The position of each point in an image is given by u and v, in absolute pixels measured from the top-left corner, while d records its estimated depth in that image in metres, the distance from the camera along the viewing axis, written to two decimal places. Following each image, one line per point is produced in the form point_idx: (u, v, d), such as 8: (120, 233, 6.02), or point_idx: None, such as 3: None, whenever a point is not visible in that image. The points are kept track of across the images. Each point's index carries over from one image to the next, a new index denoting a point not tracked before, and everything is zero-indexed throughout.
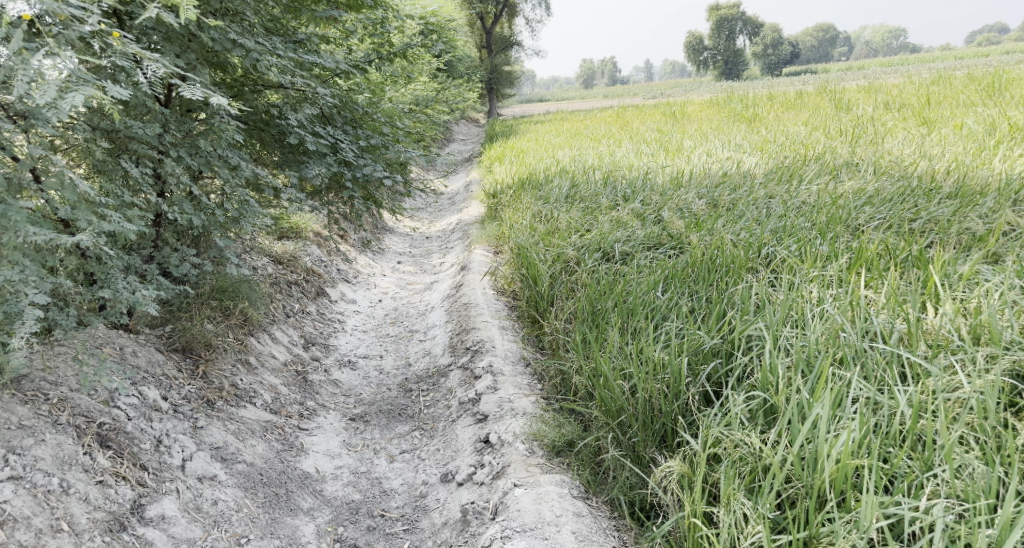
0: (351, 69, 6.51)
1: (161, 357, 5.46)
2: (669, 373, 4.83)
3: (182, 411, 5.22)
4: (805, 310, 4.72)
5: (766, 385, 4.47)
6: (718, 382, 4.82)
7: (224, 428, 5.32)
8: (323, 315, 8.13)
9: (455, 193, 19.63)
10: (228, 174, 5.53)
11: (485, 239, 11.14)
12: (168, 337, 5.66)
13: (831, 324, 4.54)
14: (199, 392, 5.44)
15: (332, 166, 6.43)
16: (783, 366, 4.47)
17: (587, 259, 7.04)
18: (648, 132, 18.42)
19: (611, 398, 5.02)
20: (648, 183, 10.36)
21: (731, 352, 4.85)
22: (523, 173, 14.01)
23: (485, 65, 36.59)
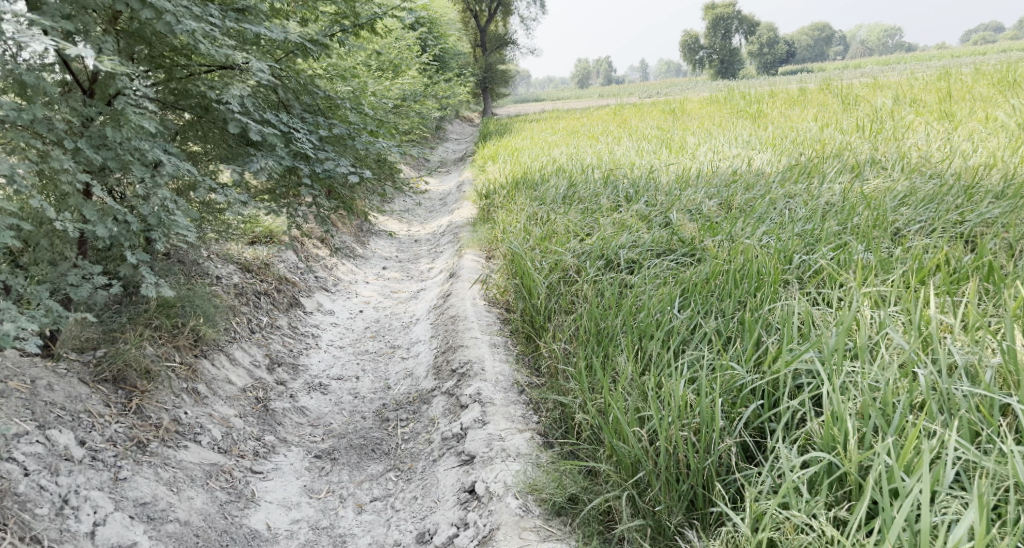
0: (307, 46, 5.73)
1: (85, 390, 4.70)
2: (699, 418, 4.09)
3: (103, 459, 4.44)
4: (864, 335, 3.98)
5: (830, 444, 3.75)
6: (759, 429, 4.12)
7: (154, 478, 4.53)
8: (295, 329, 7.36)
9: (448, 194, 18.84)
10: (142, 171, 4.76)
11: (476, 243, 10.36)
12: (98, 365, 4.90)
13: (904, 358, 3.84)
14: (129, 432, 4.67)
15: (282, 160, 5.65)
16: (852, 417, 3.75)
17: (588, 268, 6.27)
18: (647, 130, 17.64)
19: (625, 448, 4.26)
20: (651, 182, 9.59)
21: (774, 394, 4.13)
22: (518, 172, 13.24)
23: (480, 63, 35.82)
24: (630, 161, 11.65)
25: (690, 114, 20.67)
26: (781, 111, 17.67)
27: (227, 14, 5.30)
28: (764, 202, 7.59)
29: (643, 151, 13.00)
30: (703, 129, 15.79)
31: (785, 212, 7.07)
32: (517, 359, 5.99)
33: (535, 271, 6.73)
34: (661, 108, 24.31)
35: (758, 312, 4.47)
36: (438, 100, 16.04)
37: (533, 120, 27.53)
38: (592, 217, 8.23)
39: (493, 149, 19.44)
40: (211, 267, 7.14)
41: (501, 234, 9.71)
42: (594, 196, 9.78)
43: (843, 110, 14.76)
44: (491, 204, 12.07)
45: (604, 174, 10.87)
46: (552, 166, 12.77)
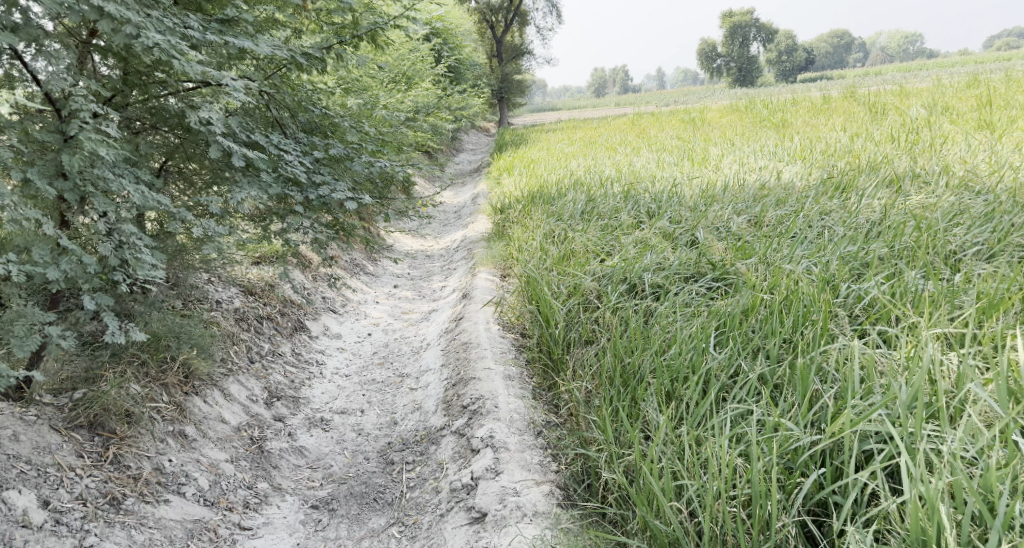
0: (298, 59, 5.40)
1: (55, 440, 4.48)
2: (753, 488, 3.86)
3: (68, 524, 4.21)
4: (943, 396, 3.81)
5: (919, 533, 3.54)
6: (821, 505, 3.89)
7: (124, 541, 4.29)
8: (299, 354, 6.97)
9: (463, 207, 18.44)
10: (105, 203, 4.50)
11: (490, 260, 9.94)
12: (73, 409, 4.67)
13: (991, 420, 3.70)
14: (102, 488, 4.44)
15: (267, 189, 5.23)
16: (940, 501, 3.55)
17: (611, 294, 5.84)
18: (668, 140, 17.18)
19: (661, 525, 3.96)
20: (674, 197, 9.17)
21: (836, 468, 3.91)
22: (534, 185, 12.83)
23: (496, 75, 35.52)
24: (652, 174, 11.22)
25: (711, 124, 20.18)
26: (806, 120, 17.16)
27: (209, 26, 5.06)
28: (797, 221, 7.15)
29: (665, 163, 12.56)
30: (725, 140, 15.32)
31: (819, 233, 6.62)
32: (533, 393, 5.58)
33: (552, 295, 6.33)
34: (681, 118, 23.83)
35: (809, 357, 4.20)
36: (453, 111, 15.67)
37: (550, 130, 27.12)
38: (613, 235, 7.81)
39: (509, 161, 19.04)
40: (211, 290, 6.78)
41: (518, 252, 9.30)
42: (613, 212, 9.36)
43: (871, 121, 14.25)
44: (508, 219, 11.65)
45: (624, 188, 10.45)
46: (571, 179, 12.35)
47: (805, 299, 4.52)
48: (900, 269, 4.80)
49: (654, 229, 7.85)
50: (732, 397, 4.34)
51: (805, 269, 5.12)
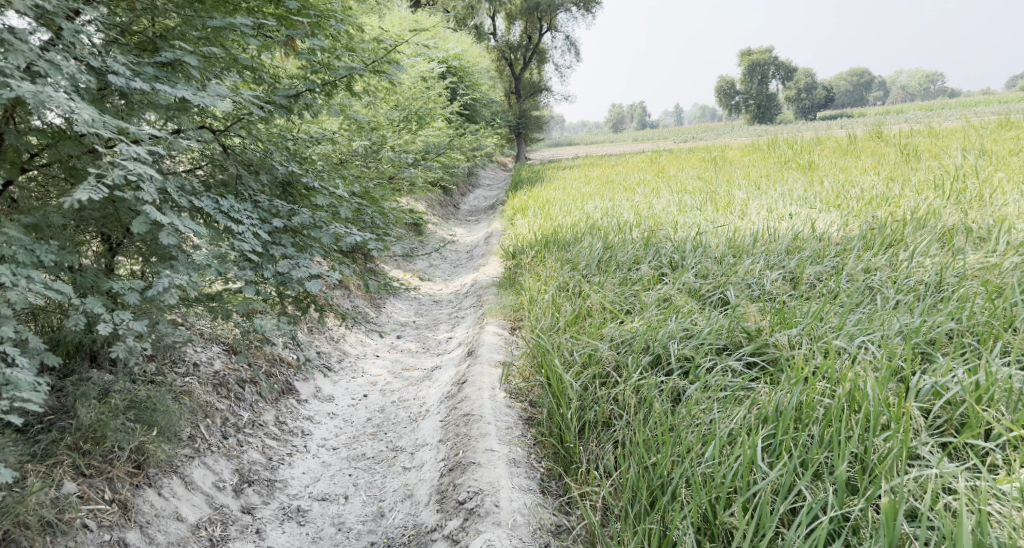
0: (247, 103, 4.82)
1: None
2: None
3: None
4: None
5: None
6: None
7: None
8: (283, 423, 6.25)
9: (475, 247, 17.72)
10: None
11: (498, 310, 9.20)
12: None
13: None
14: None
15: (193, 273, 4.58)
16: None
17: (631, 369, 5.11)
18: (688, 181, 16.49)
19: None
20: (701, 246, 8.47)
21: None
22: (550, 228, 12.16)
23: (513, 110, 35.08)
24: (675, 220, 10.50)
25: (733, 164, 19.52)
26: (833, 162, 16.44)
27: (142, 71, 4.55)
28: (838, 287, 6.42)
29: (689, 207, 11.85)
30: (750, 182, 14.62)
31: (867, 299, 5.88)
32: (541, 484, 4.88)
33: (564, 366, 5.61)
34: (701, 156, 23.16)
35: (892, 489, 3.78)
36: (465, 150, 15.04)
37: (567, 167, 26.51)
38: (631, 292, 7.10)
39: (524, 199, 18.34)
40: (189, 350, 6.06)
41: (529, 306, 8.56)
42: (634, 264, 8.63)
43: (905, 164, 13.61)
44: (521, 265, 10.91)
45: (645, 235, 9.74)
46: (588, 222, 11.63)
47: (871, 403, 4.09)
48: (976, 367, 4.22)
49: (676, 285, 7.13)
50: (790, 530, 3.91)
51: (864, 356, 4.41)
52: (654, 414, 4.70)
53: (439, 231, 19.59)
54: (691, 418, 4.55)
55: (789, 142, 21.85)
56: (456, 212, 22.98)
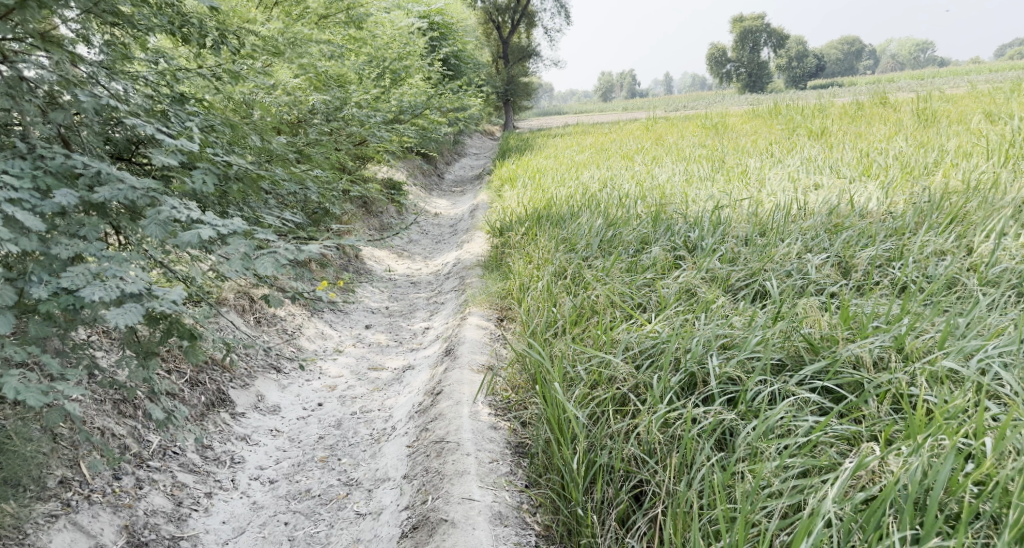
0: None
1: None
2: None
3: None
4: None
5: None
6: None
7: None
8: (207, 449, 4.96)
9: (459, 221, 16.38)
10: None
11: (481, 298, 7.93)
12: None
13: None
14: None
15: None
16: None
17: (661, 397, 3.85)
18: (690, 150, 15.16)
19: None
20: (720, 223, 7.19)
21: None
22: (542, 199, 10.84)
23: (500, 77, 33.57)
24: (684, 194, 9.19)
25: (736, 131, 18.17)
26: (846, 129, 15.13)
27: None
28: (901, 280, 5.16)
29: (698, 178, 10.52)
30: (761, 151, 13.28)
31: (951, 295, 4.61)
32: None
33: (567, 382, 4.39)
34: (700, 123, 21.77)
35: None
36: (446, 114, 13.64)
37: (557, 135, 25.06)
38: (641, 282, 5.85)
39: (512, 169, 16.97)
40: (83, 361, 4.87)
41: (517, 295, 7.32)
42: (640, 245, 7.37)
43: (936, 129, 12.28)
44: (508, 244, 9.61)
45: (651, 210, 8.47)
46: (585, 195, 10.32)
47: None
48: None
49: (691, 271, 5.90)
50: None
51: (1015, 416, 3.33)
52: (700, 467, 3.50)
53: (421, 203, 18.20)
54: (760, 482, 3.39)
55: (794, 107, 20.48)
56: (439, 183, 21.56)
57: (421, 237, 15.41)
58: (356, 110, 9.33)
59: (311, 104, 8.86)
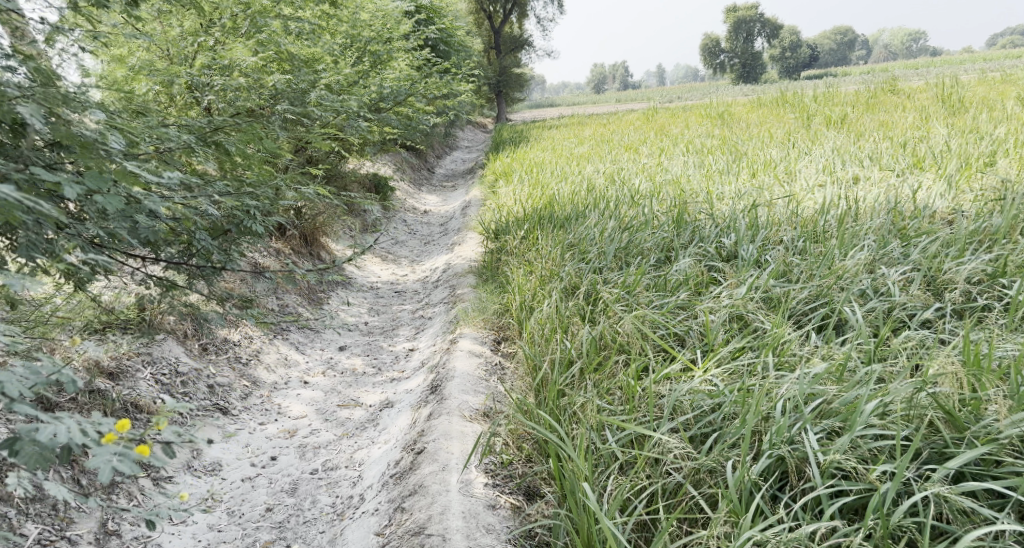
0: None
1: None
2: None
3: None
4: None
5: None
6: None
7: None
8: (111, 538, 4.05)
9: (449, 220, 15.20)
10: None
11: (472, 315, 6.83)
12: None
13: None
14: None
15: None
16: None
17: (773, 502, 3.38)
18: (702, 139, 13.94)
19: None
20: (756, 225, 6.04)
21: None
22: (543, 196, 9.68)
23: (492, 67, 32.36)
24: (704, 193, 8.05)
25: (745, 121, 16.95)
26: (872, 115, 13.88)
27: None
28: (1014, 303, 4.01)
29: (717, 172, 9.35)
30: (781, 142, 12.07)
31: None
32: None
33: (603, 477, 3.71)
34: (704, 113, 20.52)
35: None
36: (433, 103, 12.53)
37: (552, 127, 23.77)
38: (675, 307, 4.68)
39: (506, 163, 15.80)
40: None
41: (526, 312, 6.09)
42: (667, 256, 6.17)
43: (982, 111, 11.01)
44: (502, 248, 8.45)
45: (672, 212, 7.31)
46: (589, 193, 9.18)
47: None
48: None
49: (723, 288, 4.80)
50: None
51: None
52: None
53: (409, 200, 17.04)
54: None
55: (805, 95, 19.20)
56: (429, 177, 20.39)
57: (408, 237, 14.25)
58: (324, 97, 8.27)
59: (271, 88, 7.79)
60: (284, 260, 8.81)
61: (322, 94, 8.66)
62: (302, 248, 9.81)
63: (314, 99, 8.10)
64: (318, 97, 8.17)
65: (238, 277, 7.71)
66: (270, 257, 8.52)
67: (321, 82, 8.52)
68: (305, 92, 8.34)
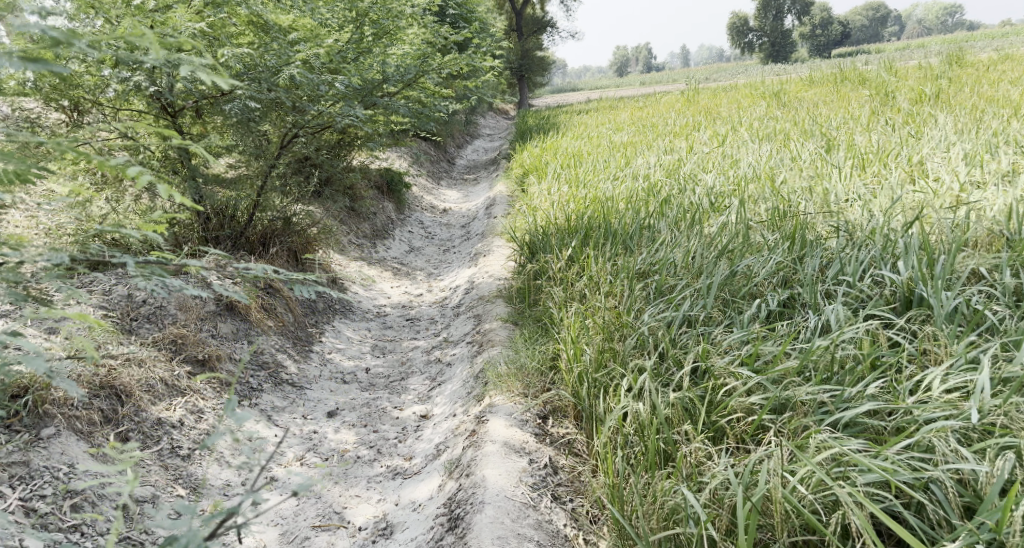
0: None
1: None
2: None
3: None
4: None
5: None
6: None
7: None
8: None
9: (472, 221, 13.26)
10: None
11: (515, 382, 4.96)
12: None
13: None
14: None
15: None
16: None
17: None
18: (769, 126, 11.93)
19: None
20: (925, 258, 4.14)
21: None
22: (591, 202, 7.79)
23: (514, 50, 30.27)
24: (812, 202, 6.11)
25: (808, 100, 14.90)
26: (974, 90, 11.73)
27: None
28: None
29: (814, 174, 7.42)
30: (872, 130, 10.09)
31: None
32: None
33: None
34: (754, 92, 18.49)
35: None
36: (450, 86, 10.61)
37: (582, 113, 21.72)
38: (895, 441, 3.49)
39: (536, 154, 13.87)
40: None
41: (608, 395, 4.32)
42: (807, 313, 4.30)
43: None
44: (543, 271, 6.53)
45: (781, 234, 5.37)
46: (652, 202, 7.26)
47: None
48: None
49: (941, 403, 3.48)
50: None
51: None
52: None
53: (427, 198, 15.18)
54: None
55: (869, 68, 17.10)
56: (449, 170, 18.50)
57: (425, 244, 12.30)
58: (307, 74, 6.47)
59: (235, 62, 5.99)
60: (263, 286, 6.89)
61: (306, 72, 6.87)
62: (290, 267, 7.89)
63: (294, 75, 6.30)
64: (300, 73, 6.38)
65: (196, 317, 5.82)
66: (244, 285, 6.63)
67: (304, 54, 6.72)
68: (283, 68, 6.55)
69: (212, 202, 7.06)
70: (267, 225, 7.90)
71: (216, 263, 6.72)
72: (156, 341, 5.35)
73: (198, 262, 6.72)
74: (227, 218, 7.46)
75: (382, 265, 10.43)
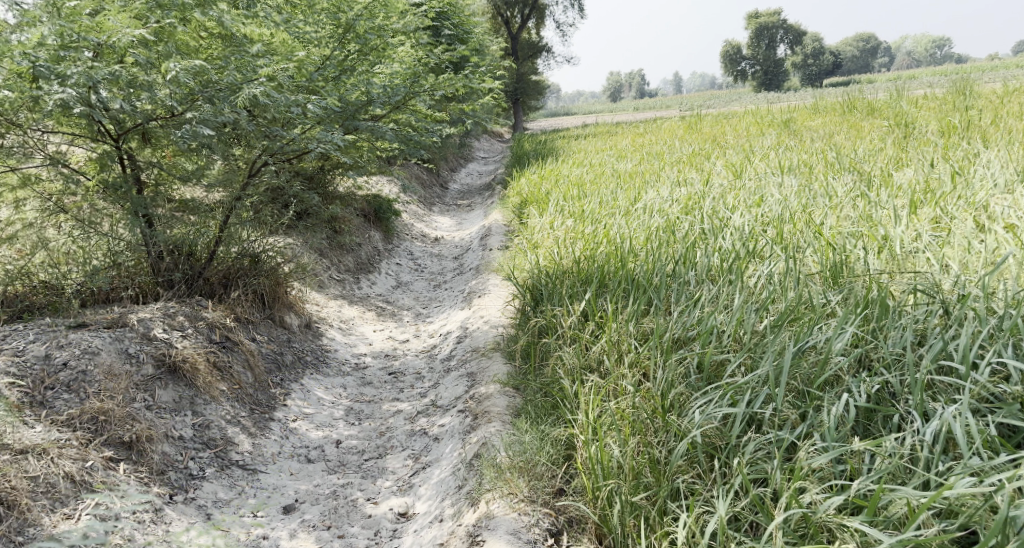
0: None
1: None
2: None
3: None
4: None
5: None
6: None
7: None
8: None
9: (466, 252, 12.26)
10: None
11: (519, 482, 3.96)
12: None
13: None
14: None
15: None
16: None
17: None
18: (790, 157, 10.99)
19: None
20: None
21: None
22: (603, 244, 6.80)
23: (510, 74, 29.42)
24: (873, 254, 5.13)
25: (826, 128, 13.99)
26: (1012, 122, 10.82)
27: None
28: None
29: (862, 215, 6.44)
30: (910, 164, 9.14)
31: None
32: None
33: None
34: (764, 118, 17.59)
35: None
36: (443, 108, 9.65)
37: (580, 138, 20.79)
38: None
39: (535, 182, 12.91)
40: None
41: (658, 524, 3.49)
42: (909, 412, 3.41)
43: None
44: (548, 327, 5.53)
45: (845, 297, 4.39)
46: (677, 246, 6.27)
47: None
48: None
49: None
50: None
51: None
52: None
53: (417, 226, 14.18)
54: None
55: (887, 95, 16.20)
56: (442, 195, 17.54)
57: (415, 278, 11.29)
58: (273, 92, 5.49)
59: (184, 78, 5.01)
60: (220, 340, 5.89)
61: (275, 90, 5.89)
62: (256, 310, 6.82)
63: (256, 93, 5.30)
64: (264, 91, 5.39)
65: (128, 383, 4.81)
66: (195, 340, 5.61)
67: (272, 69, 5.75)
68: (245, 84, 5.57)
69: (164, 240, 6.06)
70: (233, 263, 6.73)
71: (163, 312, 5.72)
72: (70, 419, 4.37)
73: (142, 310, 5.71)
74: (183, 256, 6.36)
75: (365, 304, 9.40)
